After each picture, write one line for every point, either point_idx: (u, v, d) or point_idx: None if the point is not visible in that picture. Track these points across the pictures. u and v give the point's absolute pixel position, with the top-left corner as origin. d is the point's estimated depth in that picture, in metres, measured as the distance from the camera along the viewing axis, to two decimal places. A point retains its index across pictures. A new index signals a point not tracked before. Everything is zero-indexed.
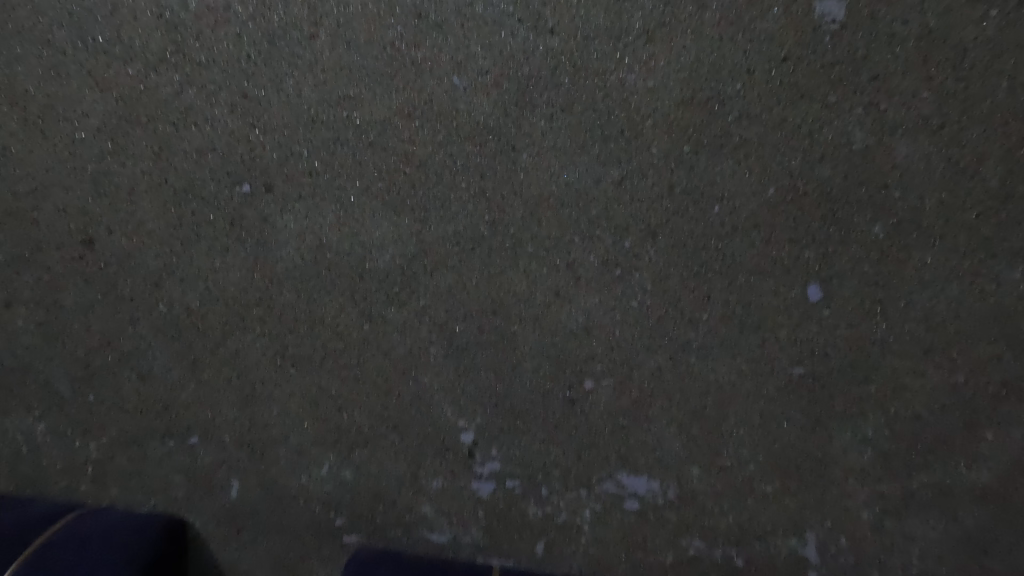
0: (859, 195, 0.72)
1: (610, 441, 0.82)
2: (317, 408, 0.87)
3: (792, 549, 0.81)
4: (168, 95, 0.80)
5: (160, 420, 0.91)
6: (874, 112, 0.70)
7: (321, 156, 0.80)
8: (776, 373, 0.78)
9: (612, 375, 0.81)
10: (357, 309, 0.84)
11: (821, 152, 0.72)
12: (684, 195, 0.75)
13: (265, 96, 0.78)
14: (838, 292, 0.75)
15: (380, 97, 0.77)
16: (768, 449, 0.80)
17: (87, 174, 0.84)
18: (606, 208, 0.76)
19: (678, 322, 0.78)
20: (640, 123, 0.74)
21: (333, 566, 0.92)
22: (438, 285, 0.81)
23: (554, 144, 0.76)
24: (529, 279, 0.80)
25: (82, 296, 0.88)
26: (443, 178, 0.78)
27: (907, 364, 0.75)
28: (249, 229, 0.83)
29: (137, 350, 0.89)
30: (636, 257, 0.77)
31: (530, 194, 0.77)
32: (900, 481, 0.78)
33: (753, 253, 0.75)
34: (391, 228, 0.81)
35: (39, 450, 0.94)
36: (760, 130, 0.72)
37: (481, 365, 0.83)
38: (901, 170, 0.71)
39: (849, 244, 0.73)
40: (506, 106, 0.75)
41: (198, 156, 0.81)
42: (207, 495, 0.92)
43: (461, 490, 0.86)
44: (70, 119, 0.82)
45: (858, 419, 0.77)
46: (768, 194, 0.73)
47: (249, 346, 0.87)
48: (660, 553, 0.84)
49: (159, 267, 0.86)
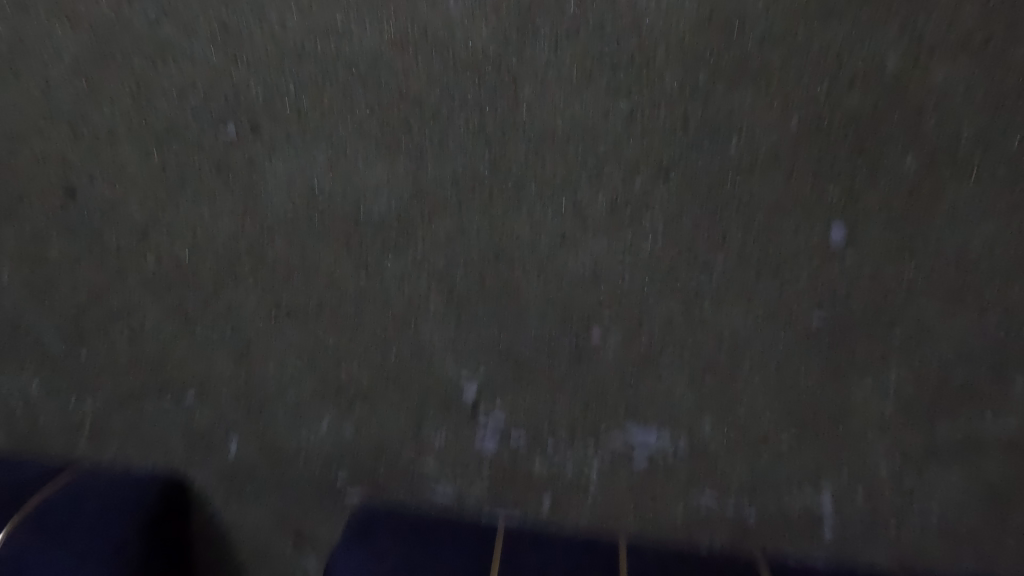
0: (890, 125, 0.66)
1: (619, 393, 0.79)
2: (314, 362, 0.84)
3: (807, 502, 0.78)
4: (143, 30, 0.74)
5: (154, 376, 0.89)
6: (910, 32, 0.64)
7: (310, 94, 0.74)
8: (794, 320, 0.74)
9: (620, 325, 0.77)
10: (352, 258, 0.80)
11: (850, 78, 0.66)
12: (699, 129, 0.69)
13: (247, 28, 0.73)
14: (863, 232, 0.70)
15: (369, 27, 0.71)
16: (784, 400, 0.76)
17: (64, 118, 0.79)
18: (614, 146, 0.71)
19: (690, 268, 0.74)
20: (652, 49, 0.68)
21: (336, 522, 0.90)
22: (437, 231, 0.77)
23: (558, 76, 0.70)
24: (532, 224, 0.75)
25: (68, 249, 0.85)
26: (439, 116, 0.73)
27: (935, 309, 0.71)
28: (237, 174, 0.79)
29: (127, 305, 0.86)
30: (646, 198, 0.72)
31: (533, 132, 0.72)
32: (923, 432, 0.74)
33: (772, 192, 0.70)
34: (385, 171, 0.76)
35: (34, 408, 0.92)
36: (783, 55, 0.66)
37: (483, 315, 0.79)
38: (937, 97, 0.65)
39: (877, 180, 0.68)
40: (506, 33, 0.69)
41: (179, 97, 0.77)
42: (206, 453, 0.91)
43: (464, 444, 0.84)
44: (41, 58, 0.77)
45: (880, 368, 0.73)
46: (790, 126, 0.68)
47: (242, 299, 0.84)
48: (670, 507, 0.81)
49: (145, 218, 0.82)
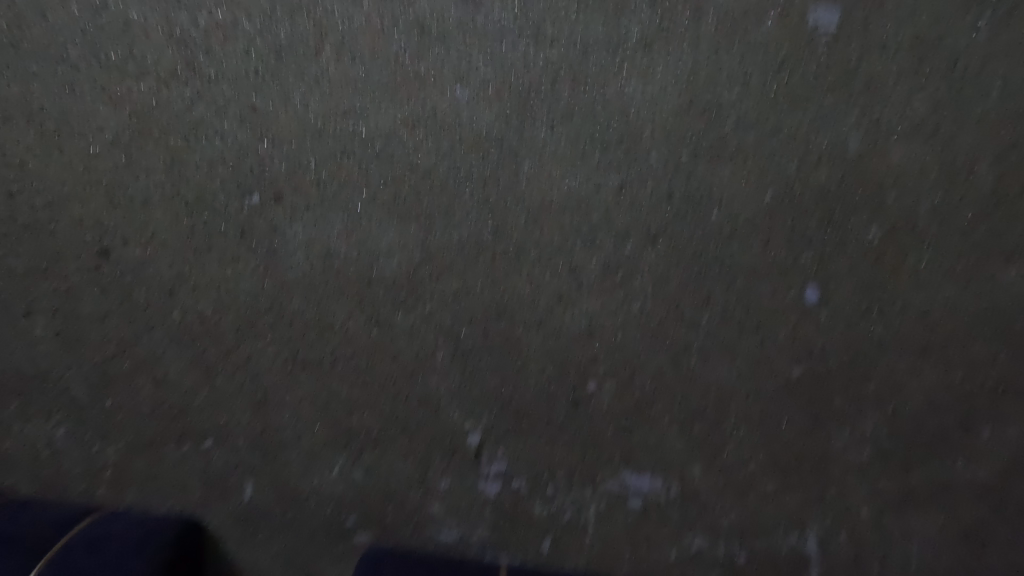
0: (856, 198, 0.73)
1: (613, 441, 0.84)
2: (327, 411, 0.90)
3: (793, 545, 0.83)
4: (179, 110, 0.82)
5: (175, 424, 0.94)
6: (869, 117, 0.71)
7: (329, 167, 0.82)
8: (775, 373, 0.79)
9: (614, 377, 0.83)
10: (365, 315, 0.86)
11: (817, 156, 0.73)
12: (683, 200, 0.76)
13: (274, 109, 0.81)
14: (835, 293, 0.76)
15: (385, 109, 0.79)
16: (768, 448, 0.81)
17: (102, 187, 0.87)
18: (606, 214, 0.78)
19: (678, 325, 0.80)
20: (639, 130, 0.75)
21: (345, 564, 0.94)
22: (443, 290, 0.84)
23: (554, 153, 0.77)
24: (532, 284, 0.81)
25: (99, 305, 0.91)
26: (447, 187, 0.80)
27: (904, 364, 0.77)
28: (260, 238, 0.86)
29: (153, 356, 0.92)
30: (636, 262, 0.79)
31: (532, 202, 0.79)
32: (898, 478, 0.80)
33: (751, 256, 0.77)
34: (397, 236, 0.83)
35: (60, 454, 0.97)
36: (757, 136, 0.73)
37: (486, 368, 0.85)
38: (896, 173, 0.72)
39: (845, 247, 0.75)
40: (508, 115, 0.77)
41: (209, 169, 0.84)
42: (222, 497, 0.95)
43: (468, 489, 0.89)
44: (84, 134, 0.85)
45: (856, 418, 0.79)
46: (765, 198, 0.75)
47: (261, 351, 0.90)
48: (663, 550, 0.86)
49: (173, 276, 0.89)
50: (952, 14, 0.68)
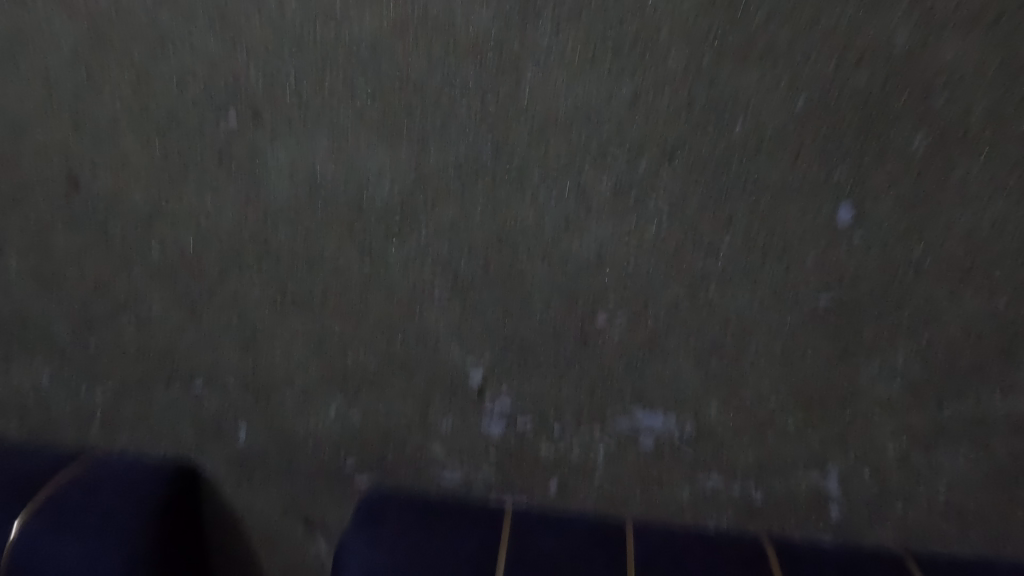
0: (900, 103, 0.65)
1: (625, 377, 0.79)
2: (320, 350, 0.85)
3: (813, 483, 0.79)
4: (142, 18, 0.74)
5: (163, 366, 0.89)
6: (920, 6, 0.62)
7: (310, 80, 0.74)
8: (801, 302, 0.73)
9: (626, 309, 0.77)
10: (357, 246, 0.80)
11: (858, 55, 0.64)
12: (704, 110, 0.68)
13: (246, 14, 0.72)
14: (871, 213, 0.69)
15: (369, 11, 0.70)
16: (791, 382, 0.76)
17: (65, 109, 0.79)
18: (618, 128, 0.70)
19: (696, 251, 0.73)
20: (656, 29, 0.67)
21: (345, 507, 0.91)
22: (440, 217, 0.77)
23: (560, 58, 0.69)
24: (537, 208, 0.75)
25: (74, 241, 0.85)
26: (441, 101, 0.72)
27: (944, 290, 0.70)
28: (239, 163, 0.79)
29: (134, 295, 0.87)
30: (651, 182, 0.72)
31: (536, 115, 0.71)
32: (930, 413, 0.74)
33: (779, 173, 0.69)
34: (388, 157, 0.76)
35: (46, 398, 0.93)
36: (791, 32, 0.65)
37: (488, 301, 0.79)
38: (948, 73, 0.64)
39: (885, 159, 0.67)
40: (508, 15, 0.68)
41: (179, 85, 0.76)
42: (216, 440, 0.92)
43: (471, 430, 0.85)
44: (41, 49, 0.77)
45: (888, 349, 0.73)
46: (797, 106, 0.67)
47: (247, 288, 0.84)
48: (676, 489, 0.82)
49: (149, 208, 0.82)
50: None
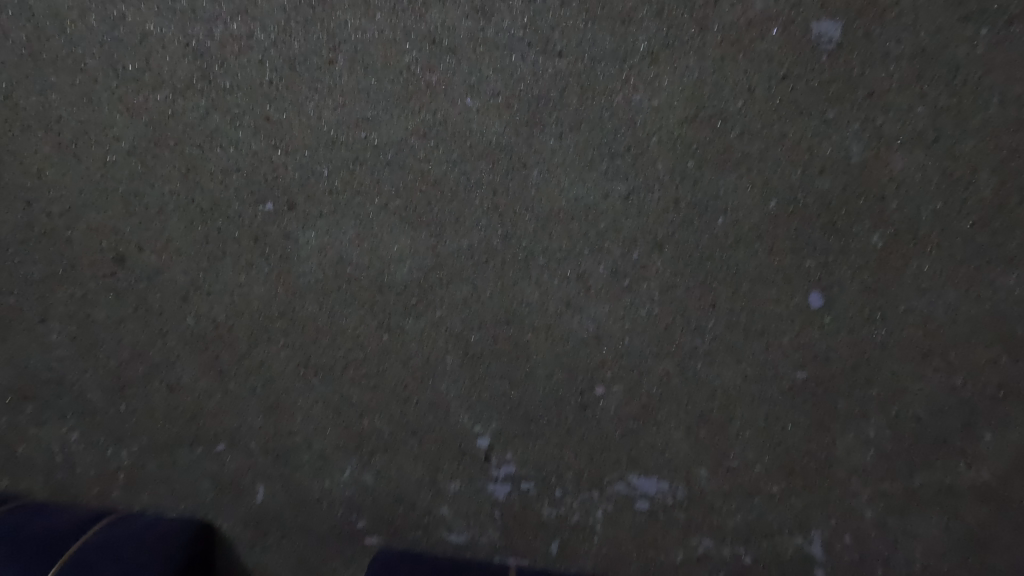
0: (858, 206, 0.75)
1: (621, 444, 0.86)
2: (339, 415, 0.91)
3: (798, 547, 0.84)
4: (195, 119, 0.84)
5: (188, 428, 0.95)
6: (871, 127, 0.73)
7: (341, 175, 0.83)
8: (780, 377, 0.81)
9: (621, 382, 0.84)
10: (377, 320, 0.87)
11: (821, 164, 0.74)
12: (690, 208, 0.78)
13: (288, 119, 0.82)
14: (839, 299, 0.77)
15: (396, 119, 0.80)
16: (774, 451, 0.83)
17: (118, 195, 0.88)
18: (613, 222, 0.80)
19: (684, 330, 0.81)
20: (645, 140, 0.77)
21: (356, 566, 0.96)
22: (453, 296, 0.85)
23: (563, 162, 0.79)
24: (541, 289, 0.83)
25: (114, 311, 0.93)
26: (457, 195, 0.82)
27: (907, 368, 0.78)
28: (273, 245, 0.87)
29: (166, 361, 0.94)
30: (644, 268, 0.80)
31: (541, 208, 0.81)
32: (901, 481, 0.81)
33: (756, 263, 0.78)
34: (408, 241, 0.84)
35: (74, 458, 0.99)
36: (762, 145, 0.75)
37: (496, 372, 0.86)
38: (898, 181, 0.74)
39: (849, 253, 0.76)
40: (517, 125, 0.78)
41: (223, 176, 0.86)
42: (234, 499, 0.97)
43: (478, 492, 0.90)
44: (101, 143, 0.87)
45: (860, 421, 0.80)
46: (770, 206, 0.76)
47: (273, 356, 0.91)
48: (670, 551, 0.87)
49: (187, 282, 0.90)
50: (951, 25, 0.69)
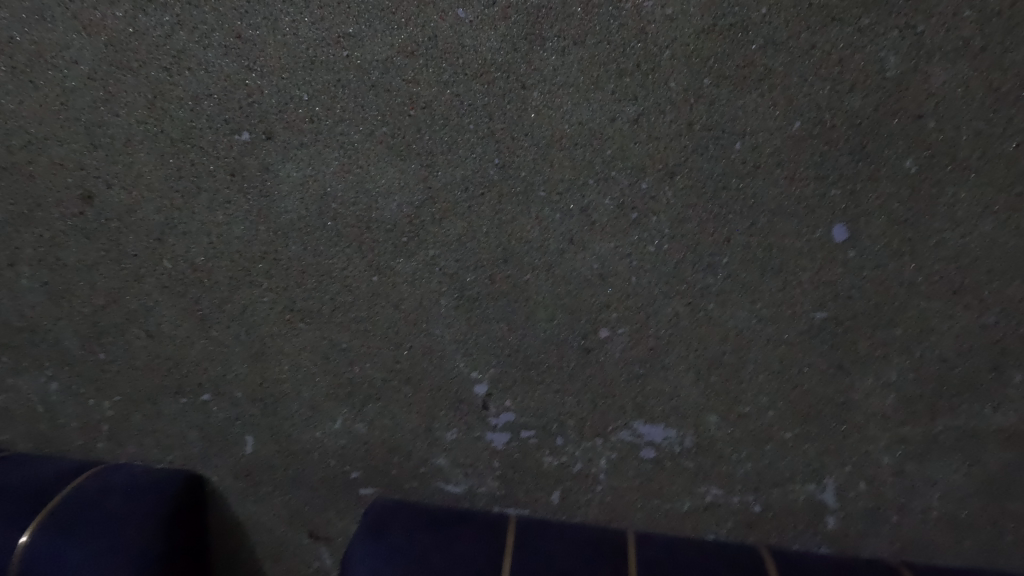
0: (892, 127, 0.68)
1: (626, 389, 0.81)
2: (328, 362, 0.86)
3: (810, 495, 0.81)
4: (158, 38, 0.76)
5: (171, 377, 0.91)
6: (910, 35, 0.65)
7: (322, 100, 0.76)
8: (797, 317, 0.75)
9: (628, 324, 0.79)
10: (365, 260, 0.81)
11: (852, 79, 0.67)
12: (704, 132, 0.71)
13: (260, 36, 0.74)
14: (865, 231, 0.71)
15: (381, 34, 0.73)
16: (788, 396, 0.78)
17: (81, 126, 0.81)
18: (620, 149, 0.73)
19: (696, 267, 0.75)
20: (657, 54, 0.69)
21: (351, 517, 0.93)
22: (447, 233, 0.79)
23: (565, 81, 0.71)
24: (542, 225, 0.77)
25: (85, 254, 0.87)
26: (449, 120, 0.75)
27: (935, 306, 0.72)
28: (251, 179, 0.80)
29: (143, 307, 0.88)
30: (653, 200, 0.74)
31: (542, 134, 0.74)
32: (923, 425, 0.76)
33: (776, 193, 0.72)
34: (398, 174, 0.78)
35: (54, 409, 0.94)
36: (787, 58, 0.67)
37: (493, 315, 0.81)
38: (937, 98, 0.66)
39: (878, 180, 0.70)
40: (515, 39, 0.71)
41: (194, 103, 0.78)
42: (223, 450, 0.93)
43: (476, 441, 0.86)
44: (58, 67, 0.79)
45: (882, 363, 0.75)
46: (793, 128, 0.69)
47: (257, 300, 0.86)
48: (676, 500, 0.84)
49: (161, 222, 0.84)
50: None
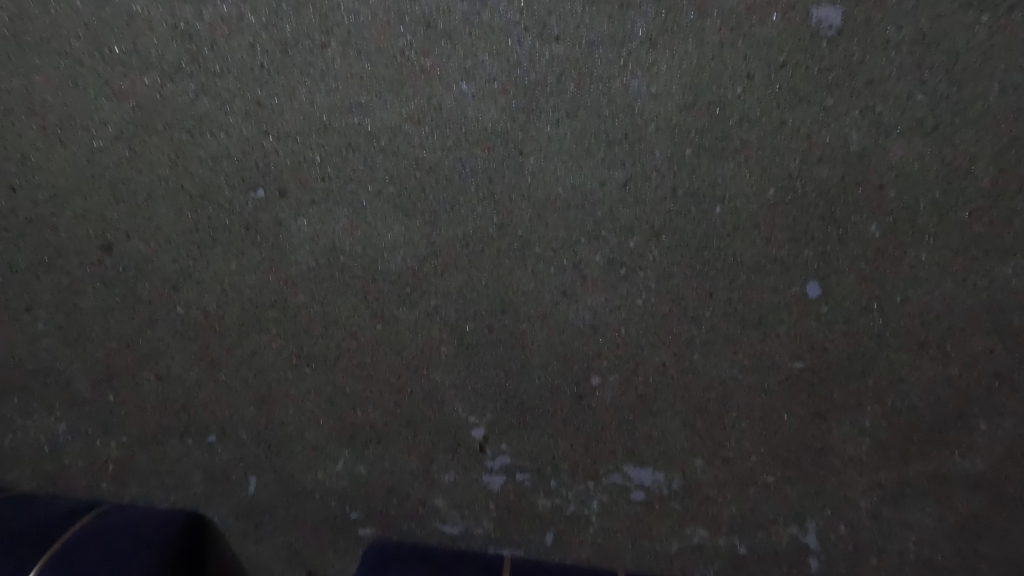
0: (857, 195, 0.74)
1: (617, 434, 0.85)
2: (332, 405, 0.90)
3: (793, 536, 0.84)
4: (183, 104, 0.82)
5: (179, 419, 0.94)
6: (870, 115, 0.72)
7: (334, 161, 0.82)
8: (776, 367, 0.80)
9: (618, 371, 0.83)
10: (370, 310, 0.86)
11: (820, 152, 0.74)
12: (687, 196, 0.77)
13: (279, 104, 0.81)
14: (837, 288, 0.77)
15: (390, 104, 0.79)
16: (769, 441, 0.83)
17: (105, 181, 0.87)
18: (610, 210, 0.79)
19: (681, 320, 0.81)
20: (643, 127, 0.76)
21: (350, 557, 0.95)
22: (448, 285, 0.84)
23: (560, 149, 0.78)
24: (538, 278, 0.82)
25: (102, 300, 0.91)
26: (452, 182, 0.81)
27: (903, 358, 0.78)
28: (265, 232, 0.86)
29: (155, 351, 0.92)
30: (641, 257, 0.80)
31: (538, 196, 0.80)
32: (896, 470, 0.81)
33: (754, 252, 0.78)
34: (403, 230, 0.83)
35: (62, 449, 0.97)
36: (761, 133, 0.74)
37: (491, 362, 0.86)
38: (896, 170, 0.73)
39: (847, 242, 0.76)
40: (514, 111, 0.77)
41: (213, 162, 0.84)
42: (226, 491, 0.96)
43: (473, 483, 0.89)
44: (87, 128, 0.85)
45: (856, 411, 0.80)
46: (768, 195, 0.76)
47: (265, 346, 0.90)
48: (665, 541, 0.87)
49: (176, 271, 0.89)
50: (953, 11, 0.68)
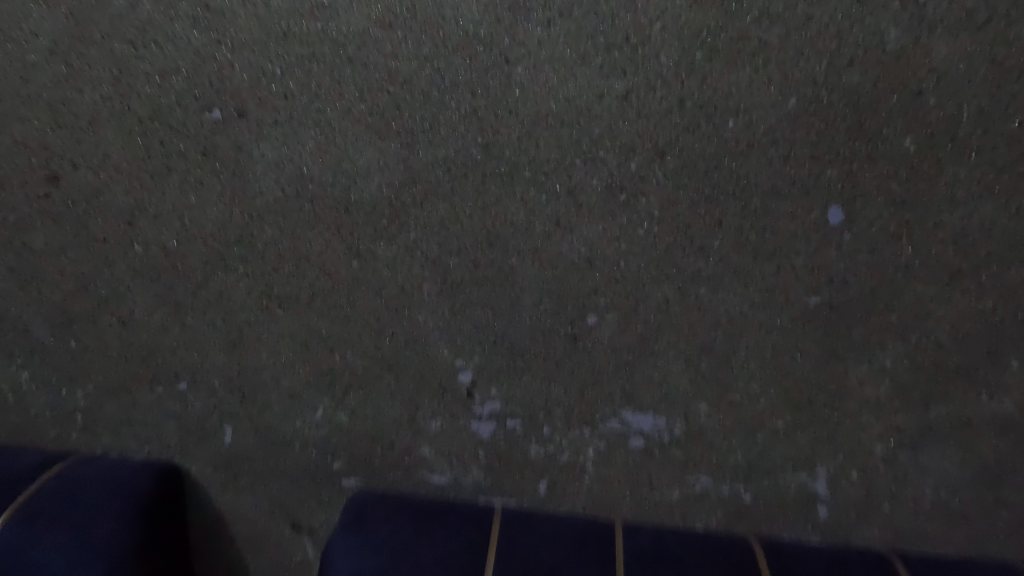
0: (890, 104, 0.65)
1: (615, 377, 0.79)
2: (308, 349, 0.84)
3: (802, 484, 0.79)
4: (122, 9, 0.72)
5: (146, 366, 0.88)
6: (912, 7, 0.62)
7: (297, 75, 0.72)
8: (790, 303, 0.73)
9: (616, 310, 0.76)
10: (344, 245, 0.78)
11: (850, 54, 0.64)
12: (696, 109, 0.68)
13: (230, 7, 0.71)
14: (862, 214, 0.69)
15: (356, 5, 0.69)
16: (781, 383, 0.76)
17: (43, 102, 0.77)
18: (609, 128, 0.70)
19: (687, 251, 0.73)
20: (647, 27, 0.66)
21: (334, 508, 0.91)
22: (429, 216, 0.76)
23: (552, 55, 0.68)
24: (528, 207, 0.74)
25: (52, 237, 0.83)
26: (430, 97, 0.71)
27: (932, 290, 0.70)
28: (224, 159, 0.77)
29: (115, 293, 0.85)
30: (643, 181, 0.71)
31: (527, 112, 0.70)
32: (916, 413, 0.75)
33: (770, 173, 0.69)
34: (376, 154, 0.74)
35: (26, 399, 0.91)
36: (783, 32, 0.64)
37: (478, 301, 0.78)
38: (938, 73, 0.64)
39: (876, 159, 0.67)
40: (498, 11, 0.67)
41: (162, 79, 0.75)
42: (201, 441, 0.90)
43: (461, 430, 0.84)
44: (18, 40, 0.75)
45: (876, 349, 0.73)
46: (789, 105, 0.66)
47: (233, 286, 0.82)
48: (665, 489, 0.82)
49: (131, 204, 0.81)
50: None
